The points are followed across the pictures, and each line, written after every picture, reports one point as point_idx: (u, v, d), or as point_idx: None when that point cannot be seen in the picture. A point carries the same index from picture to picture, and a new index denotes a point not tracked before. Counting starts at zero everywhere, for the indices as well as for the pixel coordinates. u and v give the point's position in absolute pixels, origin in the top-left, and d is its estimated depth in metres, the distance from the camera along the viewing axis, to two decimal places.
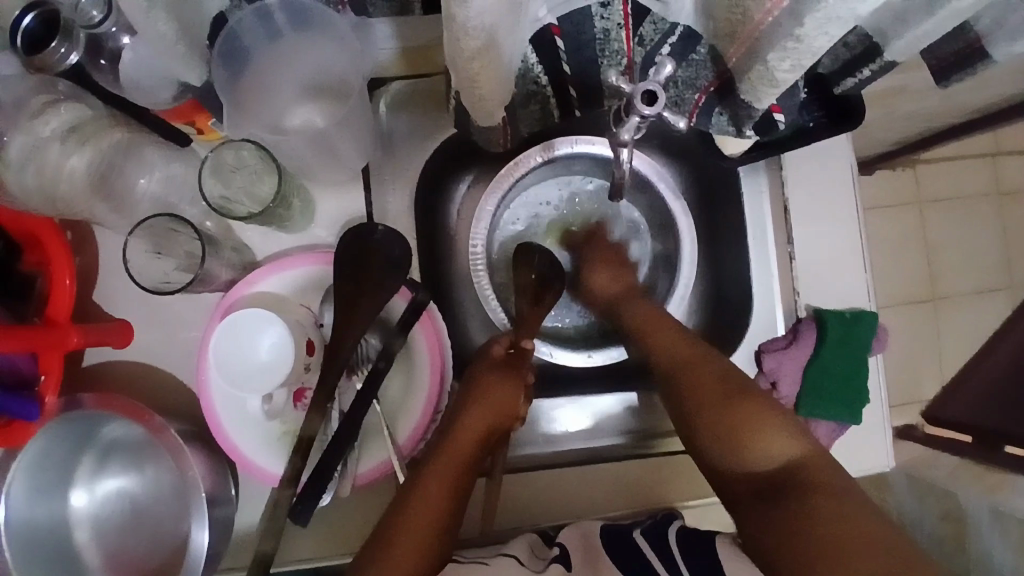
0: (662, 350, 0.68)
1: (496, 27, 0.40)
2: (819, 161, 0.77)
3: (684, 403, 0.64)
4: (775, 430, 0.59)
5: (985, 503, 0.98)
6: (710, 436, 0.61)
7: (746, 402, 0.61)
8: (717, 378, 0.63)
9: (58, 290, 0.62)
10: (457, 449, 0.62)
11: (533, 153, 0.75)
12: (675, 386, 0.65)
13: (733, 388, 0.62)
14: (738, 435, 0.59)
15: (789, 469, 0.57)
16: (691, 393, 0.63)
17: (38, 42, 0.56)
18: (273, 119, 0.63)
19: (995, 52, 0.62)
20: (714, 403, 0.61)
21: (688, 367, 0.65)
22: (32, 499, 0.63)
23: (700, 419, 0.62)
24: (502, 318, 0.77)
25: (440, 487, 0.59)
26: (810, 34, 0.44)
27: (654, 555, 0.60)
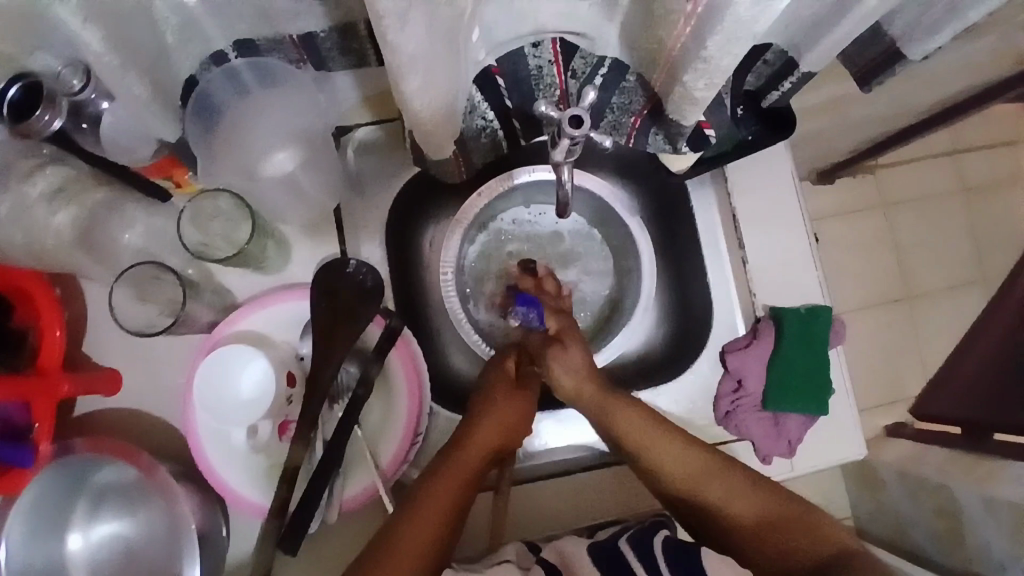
0: (669, 465, 0.68)
1: (431, 66, 0.45)
2: (762, 168, 0.82)
3: (709, 511, 0.66)
4: (814, 526, 0.63)
5: (975, 495, 0.98)
6: (745, 536, 0.64)
7: (766, 505, 0.65)
8: (725, 483, 0.66)
9: (49, 342, 0.66)
10: (450, 474, 0.64)
11: (495, 184, 0.80)
12: (691, 495, 0.67)
13: (768, 491, 0.66)
14: (780, 539, 0.63)
15: (828, 563, 0.61)
16: (714, 501, 0.66)
17: (22, 111, 0.56)
18: (248, 165, 0.69)
19: (911, 52, 0.68)
20: (748, 508, 0.65)
21: (696, 480, 0.67)
22: (31, 547, 0.65)
23: (731, 525, 0.65)
24: (487, 351, 0.80)
25: (426, 534, 0.60)
26: (715, 55, 0.49)
27: (638, 563, 0.60)
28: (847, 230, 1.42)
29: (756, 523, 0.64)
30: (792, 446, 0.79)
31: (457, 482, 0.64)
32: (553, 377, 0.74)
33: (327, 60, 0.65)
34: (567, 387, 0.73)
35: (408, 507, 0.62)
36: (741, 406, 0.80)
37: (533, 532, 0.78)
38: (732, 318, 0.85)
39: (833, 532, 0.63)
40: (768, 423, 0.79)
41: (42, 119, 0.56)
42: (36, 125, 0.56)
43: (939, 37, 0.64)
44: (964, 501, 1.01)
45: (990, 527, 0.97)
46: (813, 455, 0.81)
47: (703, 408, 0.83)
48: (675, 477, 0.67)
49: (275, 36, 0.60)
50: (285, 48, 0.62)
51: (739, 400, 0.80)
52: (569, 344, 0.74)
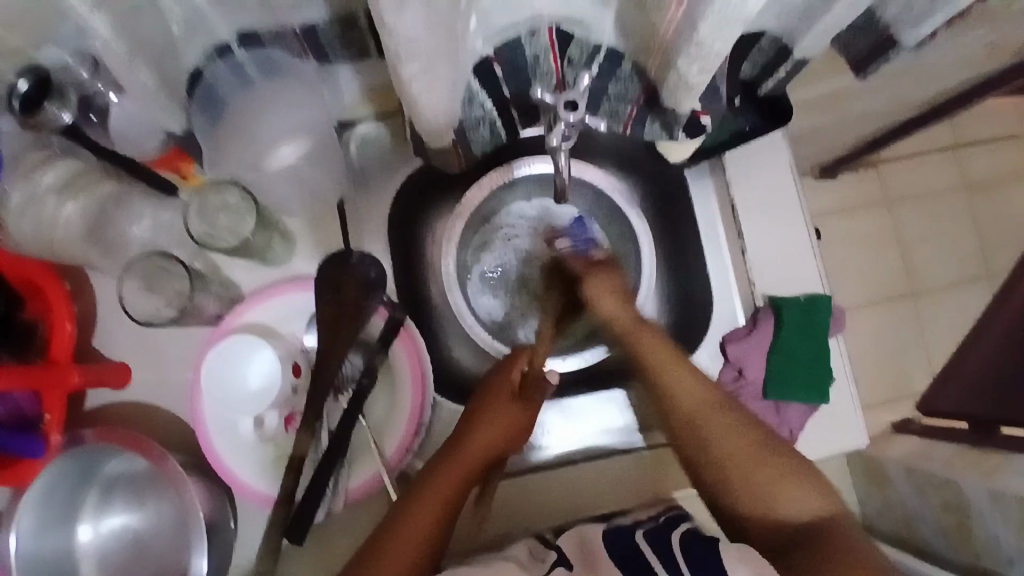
0: (683, 397, 0.69)
1: (430, 53, 0.46)
2: (761, 158, 0.83)
3: (706, 447, 0.66)
4: (800, 487, 0.63)
5: (982, 489, 0.96)
6: (730, 481, 0.65)
7: (767, 460, 0.64)
8: (731, 429, 0.66)
9: (59, 333, 0.67)
10: (445, 476, 0.65)
11: (493, 176, 0.82)
12: (696, 435, 0.67)
13: (772, 447, 0.65)
14: (762, 491, 0.63)
15: (806, 525, 0.61)
16: (713, 438, 0.66)
17: (32, 103, 0.58)
18: (254, 157, 0.69)
19: (904, 39, 0.68)
20: (741, 455, 0.65)
21: (704, 413, 0.67)
22: (43, 537, 0.66)
23: (721, 465, 0.65)
24: (491, 342, 0.81)
25: (416, 535, 0.61)
26: (707, 40, 0.50)
27: (655, 558, 0.61)
28: (846, 224, 1.42)
29: (754, 473, 0.64)
30: (793, 434, 0.80)
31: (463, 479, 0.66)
32: (595, 300, 0.73)
33: (327, 50, 0.67)
34: (605, 311, 0.73)
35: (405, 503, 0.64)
36: (742, 393, 0.80)
37: (530, 523, 0.79)
38: (732, 308, 0.86)
39: (818, 496, 0.62)
40: (769, 410, 0.80)
41: (52, 112, 0.59)
42: (47, 117, 0.59)
43: (929, 24, 0.65)
44: (971, 496, 0.99)
45: (999, 519, 0.94)
46: (816, 443, 0.81)
47: None
48: (684, 408, 0.68)
49: (279, 28, 0.62)
50: (287, 41, 0.64)
51: (740, 388, 0.80)
52: (597, 275, 0.74)
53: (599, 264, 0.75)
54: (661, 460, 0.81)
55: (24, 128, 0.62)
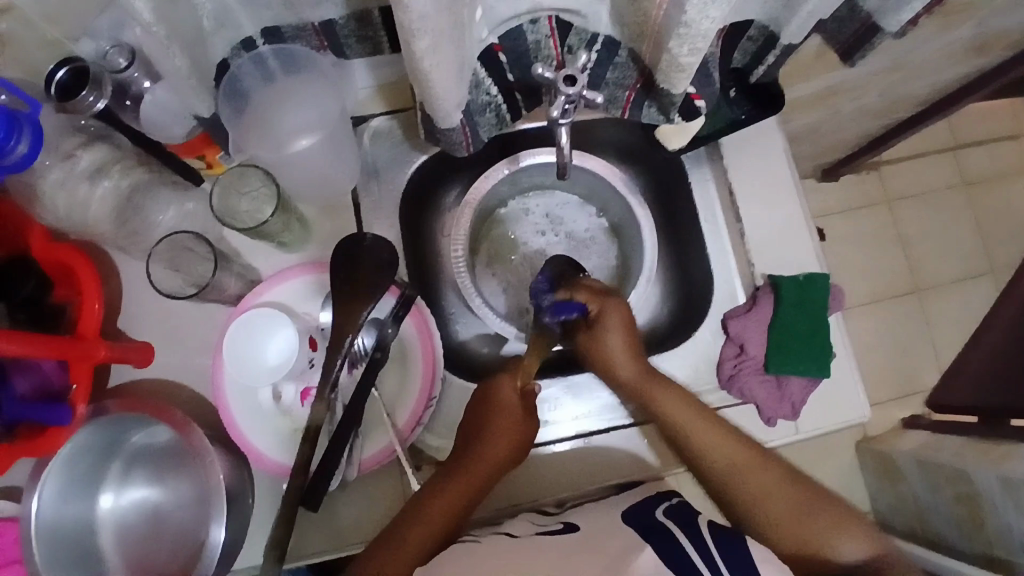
0: (712, 453, 0.72)
1: (437, 31, 0.50)
2: (756, 146, 0.86)
3: (747, 499, 0.69)
4: (846, 531, 0.66)
5: (994, 476, 0.96)
6: (780, 533, 0.67)
7: (803, 506, 0.67)
8: (765, 482, 0.69)
9: (88, 313, 0.71)
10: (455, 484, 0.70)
11: (501, 165, 0.87)
12: (733, 489, 0.70)
13: (804, 490, 0.68)
14: (814, 541, 0.66)
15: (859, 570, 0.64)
16: (754, 491, 0.69)
17: (69, 90, 0.63)
18: (276, 143, 0.73)
19: (887, 23, 0.71)
20: (787, 506, 0.68)
21: (738, 469, 0.70)
22: (68, 505, 0.69)
23: (768, 519, 0.68)
24: (499, 325, 0.86)
25: (431, 528, 0.66)
26: (695, 18, 0.54)
27: (679, 532, 0.62)
28: (849, 223, 1.45)
29: (789, 517, 0.67)
30: (795, 408, 0.81)
31: (469, 490, 0.70)
32: (602, 347, 0.78)
33: (344, 45, 0.72)
34: (616, 366, 0.77)
35: (416, 508, 0.68)
36: (743, 368, 0.82)
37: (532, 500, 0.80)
38: (731, 289, 0.88)
39: (865, 537, 0.66)
40: (770, 385, 0.81)
41: (87, 99, 0.62)
42: (82, 105, 0.63)
43: (909, 7, 0.68)
44: (982, 481, 0.99)
45: (1010, 510, 0.93)
46: (817, 419, 0.83)
47: (707, 376, 0.86)
48: (715, 465, 0.71)
49: (300, 23, 0.66)
50: (307, 35, 0.69)
51: (742, 363, 0.83)
52: (604, 332, 0.77)
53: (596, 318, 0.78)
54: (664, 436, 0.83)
55: (58, 111, 0.65)
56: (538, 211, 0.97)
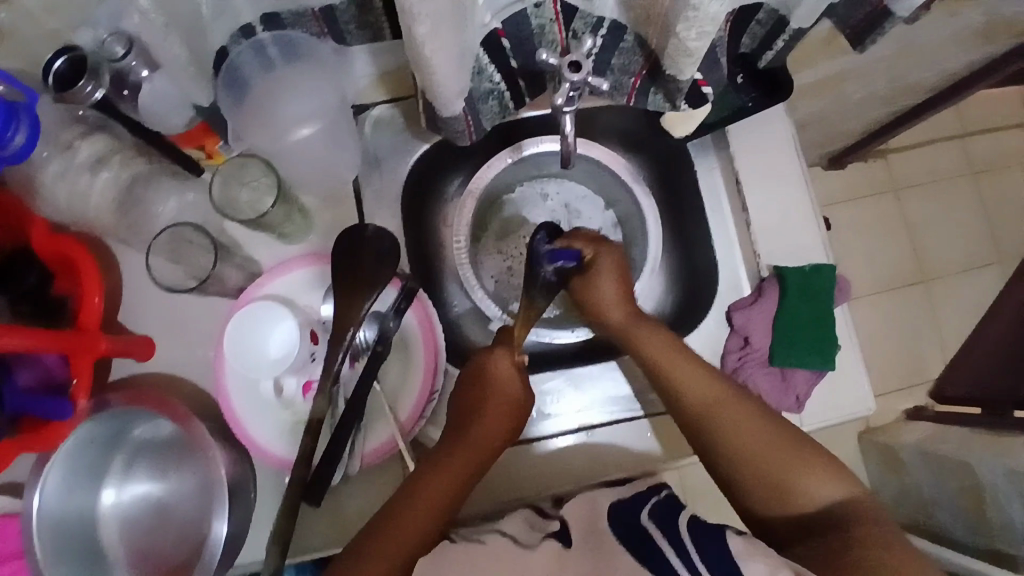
0: (688, 390, 0.70)
1: (440, 14, 0.48)
2: (763, 134, 0.85)
3: (722, 436, 0.67)
4: (819, 474, 0.64)
5: (999, 466, 0.95)
6: (749, 471, 0.66)
7: (779, 445, 0.66)
8: (742, 419, 0.67)
9: (88, 305, 0.70)
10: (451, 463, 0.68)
11: (504, 155, 0.86)
12: (710, 425, 0.68)
13: (782, 432, 0.67)
14: (784, 481, 0.64)
15: (830, 513, 0.62)
16: (726, 428, 0.68)
17: (68, 81, 0.61)
18: (281, 134, 0.74)
19: (897, 9, 0.70)
20: (761, 445, 0.66)
21: (716, 406, 0.69)
22: (69, 500, 0.69)
23: (738, 455, 0.66)
24: (497, 312, 0.86)
25: (424, 509, 0.64)
26: (704, 1, 0.52)
27: (665, 543, 0.61)
28: (856, 211, 1.43)
29: (761, 455, 0.65)
30: (799, 401, 0.80)
31: (454, 481, 0.67)
32: (601, 295, 0.77)
33: (344, 32, 0.69)
34: (613, 311, 0.77)
35: (399, 501, 0.65)
36: (748, 361, 0.82)
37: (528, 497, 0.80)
38: (737, 280, 0.87)
39: (839, 481, 0.64)
40: (775, 376, 0.81)
41: (84, 90, 0.60)
42: (80, 94, 0.61)
43: None
44: (987, 474, 0.98)
45: (1016, 501, 0.93)
46: (823, 411, 0.82)
47: (712, 366, 0.85)
48: (692, 402, 0.70)
49: (298, 9, 0.63)
50: (306, 21, 0.66)
51: (746, 355, 0.82)
52: (602, 274, 0.77)
53: (589, 266, 0.77)
54: (664, 432, 0.82)
55: (56, 101, 0.64)
56: (557, 202, 0.95)
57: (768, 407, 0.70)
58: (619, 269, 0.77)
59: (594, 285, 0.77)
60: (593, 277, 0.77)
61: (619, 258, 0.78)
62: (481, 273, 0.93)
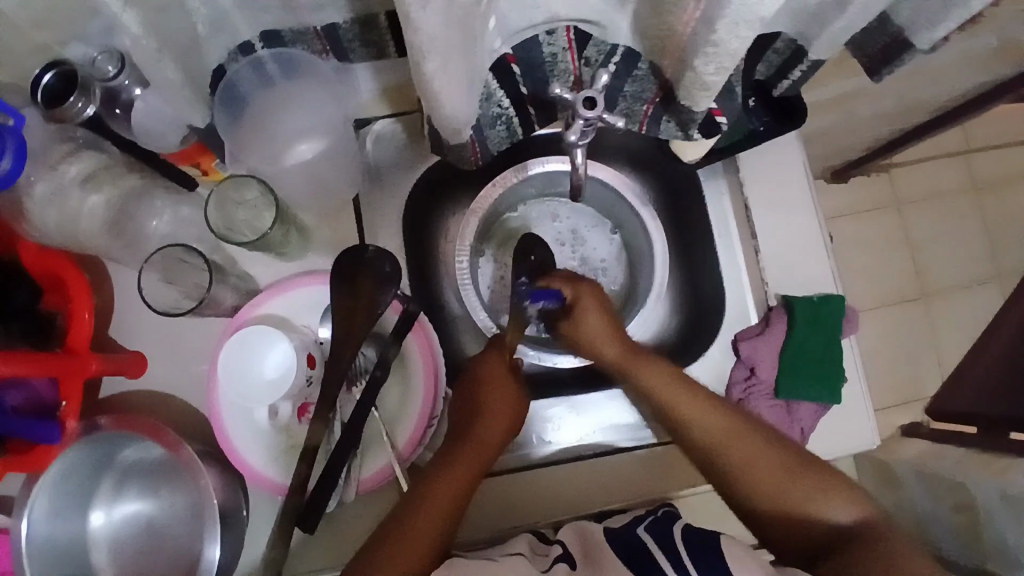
0: (693, 421, 0.69)
1: (452, 47, 0.46)
2: (773, 159, 0.83)
3: (730, 467, 0.66)
4: (830, 497, 0.63)
5: (994, 489, 0.94)
6: (764, 503, 0.65)
7: (787, 472, 0.65)
8: (749, 446, 0.66)
9: (79, 323, 0.68)
10: (458, 473, 0.66)
11: (509, 174, 0.83)
12: (716, 459, 0.67)
13: (788, 456, 0.66)
14: (799, 509, 0.63)
15: (846, 536, 0.61)
16: (737, 460, 0.66)
17: (57, 96, 0.62)
18: (277, 152, 0.73)
19: (917, 41, 0.68)
20: (769, 471, 0.65)
21: (723, 437, 0.67)
22: (57, 523, 0.67)
23: (752, 487, 0.65)
24: (487, 323, 0.82)
25: (431, 522, 0.61)
26: (724, 38, 0.50)
27: (660, 555, 0.61)
28: (861, 227, 1.41)
29: (771, 482, 0.64)
30: (804, 433, 0.80)
31: (458, 490, 0.65)
32: (596, 344, 0.75)
33: (347, 50, 0.68)
34: (609, 355, 0.74)
35: (407, 510, 0.62)
36: (753, 393, 0.81)
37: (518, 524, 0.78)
38: (742, 308, 0.86)
39: (850, 502, 0.63)
40: (779, 410, 0.80)
41: (75, 105, 0.62)
42: (70, 111, 0.62)
43: (943, 26, 0.64)
44: (982, 497, 0.96)
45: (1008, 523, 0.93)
46: (827, 443, 0.81)
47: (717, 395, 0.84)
48: (700, 436, 0.68)
49: (300, 27, 0.62)
50: (308, 39, 0.64)
51: (752, 387, 0.81)
52: (588, 313, 0.74)
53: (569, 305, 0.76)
54: (654, 461, 0.82)
55: (51, 120, 0.64)
56: (567, 222, 0.93)
57: (772, 433, 0.68)
58: (600, 306, 0.75)
59: (583, 326, 0.75)
60: (579, 324, 0.75)
61: (600, 291, 0.77)
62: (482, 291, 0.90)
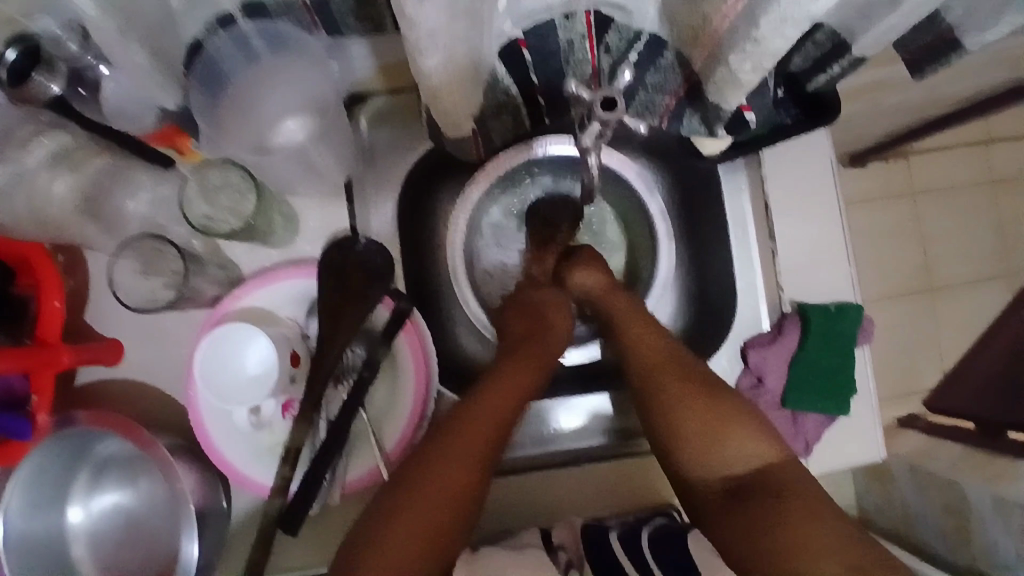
0: (638, 351, 0.66)
1: (448, 39, 0.40)
2: (798, 157, 0.77)
3: (652, 395, 0.63)
4: (743, 439, 0.58)
5: (987, 494, 0.91)
6: (676, 437, 0.60)
7: (705, 407, 0.60)
8: (676, 380, 0.62)
9: (49, 312, 0.64)
10: (460, 441, 0.56)
11: (516, 151, 0.72)
12: (639, 388, 0.64)
13: (711, 395, 0.61)
14: (708, 447, 0.58)
15: (753, 478, 0.56)
16: (660, 391, 0.62)
17: (22, 75, 0.53)
18: (257, 138, 0.60)
19: (967, 43, 0.61)
20: (683, 404, 0.61)
21: (657, 370, 0.64)
22: (32, 519, 0.64)
23: (671, 421, 0.61)
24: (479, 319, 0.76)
25: (428, 508, 0.52)
26: (767, 36, 0.44)
27: (625, 558, 0.64)
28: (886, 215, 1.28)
29: (684, 418, 0.60)
30: (808, 446, 0.77)
31: (462, 473, 0.54)
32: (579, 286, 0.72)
33: (339, 23, 0.61)
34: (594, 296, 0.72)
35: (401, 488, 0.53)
36: (760, 403, 0.77)
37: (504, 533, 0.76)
38: (754, 311, 0.82)
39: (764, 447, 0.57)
40: (785, 420, 0.77)
41: (39, 84, 0.54)
42: (36, 89, 0.54)
43: (996, 29, 0.58)
44: (974, 498, 0.93)
45: (998, 526, 0.90)
46: (830, 456, 0.78)
47: None
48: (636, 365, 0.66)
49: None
50: (296, 11, 0.59)
51: (759, 397, 0.78)
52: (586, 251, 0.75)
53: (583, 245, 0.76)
54: (652, 471, 0.80)
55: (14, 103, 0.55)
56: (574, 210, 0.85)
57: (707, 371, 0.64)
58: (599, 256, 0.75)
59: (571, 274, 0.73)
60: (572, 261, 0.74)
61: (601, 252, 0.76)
62: (478, 264, 0.82)
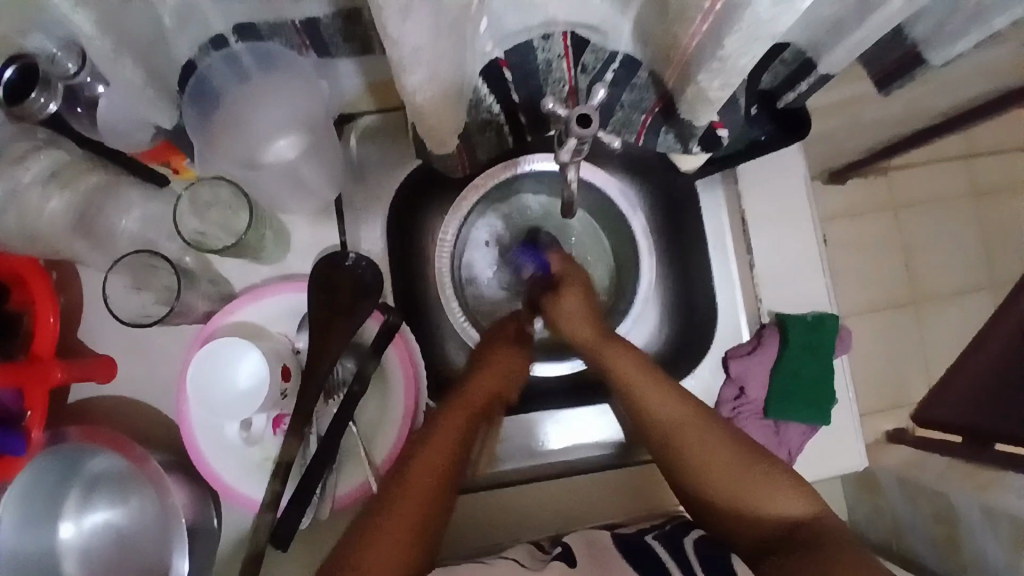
0: (661, 411, 0.66)
1: (430, 57, 0.43)
2: (773, 171, 0.80)
3: (684, 456, 0.64)
4: (782, 491, 0.61)
5: (974, 501, 0.90)
6: (715, 492, 0.63)
7: (742, 467, 0.63)
8: (707, 440, 0.64)
9: (43, 328, 0.65)
10: (433, 451, 0.62)
11: (498, 170, 0.77)
12: (670, 449, 0.65)
13: (744, 452, 0.63)
14: (748, 501, 0.62)
15: (796, 528, 0.59)
16: (695, 454, 0.64)
17: (18, 93, 0.58)
18: (247, 153, 0.66)
19: (930, 57, 0.65)
20: (719, 463, 0.63)
21: (683, 427, 0.65)
22: (20, 534, 0.63)
23: (708, 480, 0.63)
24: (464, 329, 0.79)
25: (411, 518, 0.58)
26: (733, 54, 0.47)
27: (670, 561, 0.61)
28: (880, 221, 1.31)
29: (721, 474, 0.62)
30: (791, 455, 0.78)
31: (429, 481, 0.60)
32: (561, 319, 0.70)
33: (329, 45, 0.63)
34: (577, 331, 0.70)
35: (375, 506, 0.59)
36: (742, 412, 0.79)
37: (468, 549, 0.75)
38: (736, 323, 0.84)
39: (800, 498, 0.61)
40: (767, 429, 0.78)
41: (38, 101, 0.58)
42: (33, 107, 0.59)
43: (961, 44, 0.62)
44: (962, 506, 0.93)
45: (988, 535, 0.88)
46: (813, 463, 0.80)
47: None
48: (662, 422, 0.66)
49: (277, 21, 0.57)
50: (286, 34, 0.59)
51: (741, 406, 0.79)
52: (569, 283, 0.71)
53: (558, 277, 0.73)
54: (621, 484, 0.79)
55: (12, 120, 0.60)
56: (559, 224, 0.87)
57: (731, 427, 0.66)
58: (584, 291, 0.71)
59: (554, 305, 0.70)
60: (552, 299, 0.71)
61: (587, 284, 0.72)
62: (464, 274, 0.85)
